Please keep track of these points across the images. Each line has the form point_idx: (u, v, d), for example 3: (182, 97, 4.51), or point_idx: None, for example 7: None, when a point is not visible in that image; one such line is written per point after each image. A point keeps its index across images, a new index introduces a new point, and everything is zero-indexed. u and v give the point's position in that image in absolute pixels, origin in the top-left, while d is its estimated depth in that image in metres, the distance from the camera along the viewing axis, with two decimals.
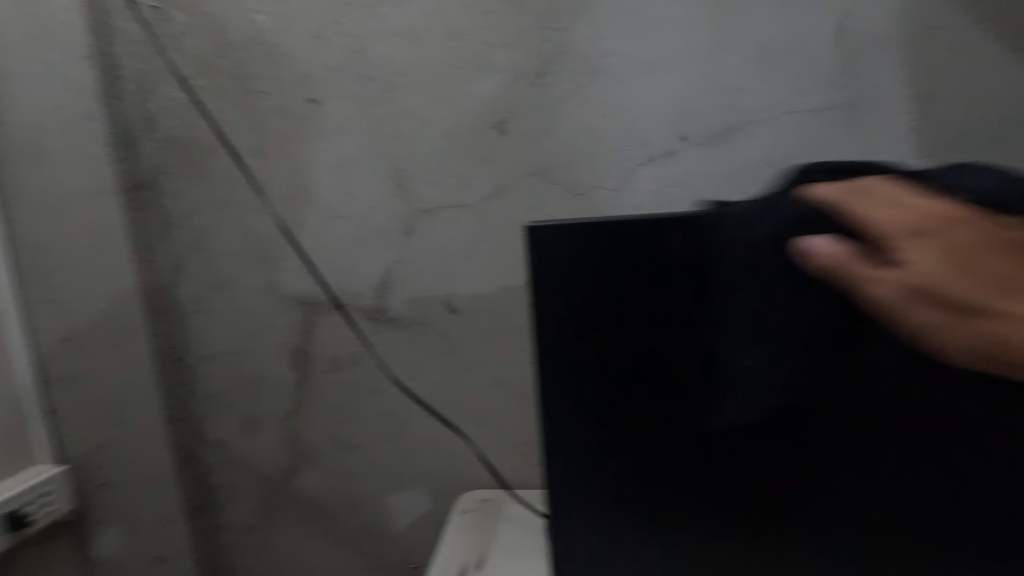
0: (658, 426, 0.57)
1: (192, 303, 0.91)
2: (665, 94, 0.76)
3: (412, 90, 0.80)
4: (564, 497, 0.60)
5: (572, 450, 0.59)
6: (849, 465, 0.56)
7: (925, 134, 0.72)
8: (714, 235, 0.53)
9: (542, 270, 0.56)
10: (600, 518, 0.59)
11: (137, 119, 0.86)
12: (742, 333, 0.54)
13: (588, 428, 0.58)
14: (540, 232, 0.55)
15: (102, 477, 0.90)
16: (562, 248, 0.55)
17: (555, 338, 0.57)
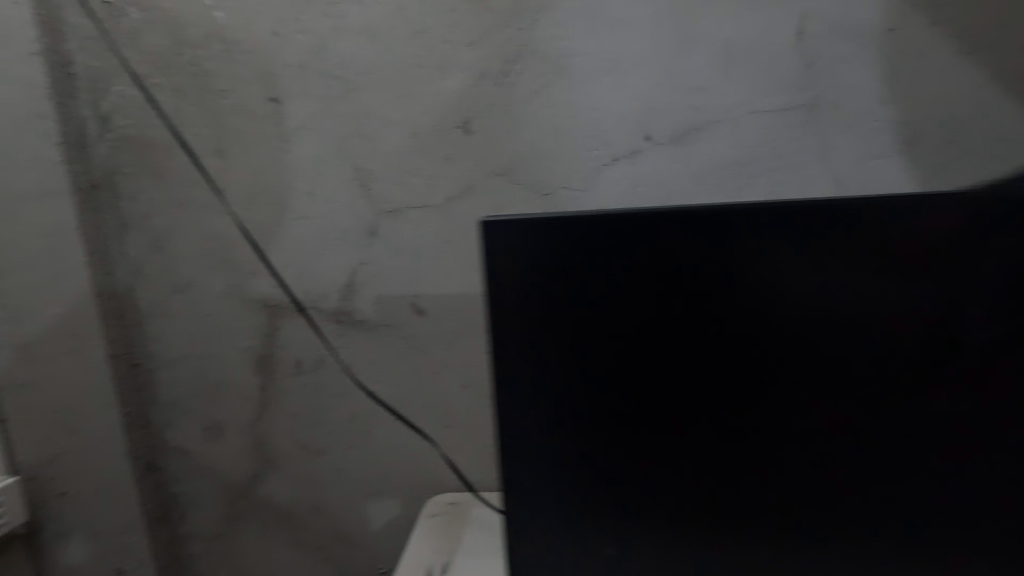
0: (620, 428, 0.55)
1: (151, 306, 0.89)
2: (629, 94, 0.76)
3: (375, 89, 0.79)
4: (521, 507, 0.57)
5: (532, 456, 0.56)
6: (814, 461, 0.55)
7: (884, 134, 0.73)
8: (673, 230, 0.52)
9: (497, 269, 0.53)
10: (560, 527, 0.57)
11: (91, 118, 0.83)
12: (704, 326, 0.54)
13: (547, 433, 0.56)
14: (493, 228, 0.53)
15: (57, 487, 0.87)
16: (517, 244, 0.53)
17: (513, 339, 0.54)
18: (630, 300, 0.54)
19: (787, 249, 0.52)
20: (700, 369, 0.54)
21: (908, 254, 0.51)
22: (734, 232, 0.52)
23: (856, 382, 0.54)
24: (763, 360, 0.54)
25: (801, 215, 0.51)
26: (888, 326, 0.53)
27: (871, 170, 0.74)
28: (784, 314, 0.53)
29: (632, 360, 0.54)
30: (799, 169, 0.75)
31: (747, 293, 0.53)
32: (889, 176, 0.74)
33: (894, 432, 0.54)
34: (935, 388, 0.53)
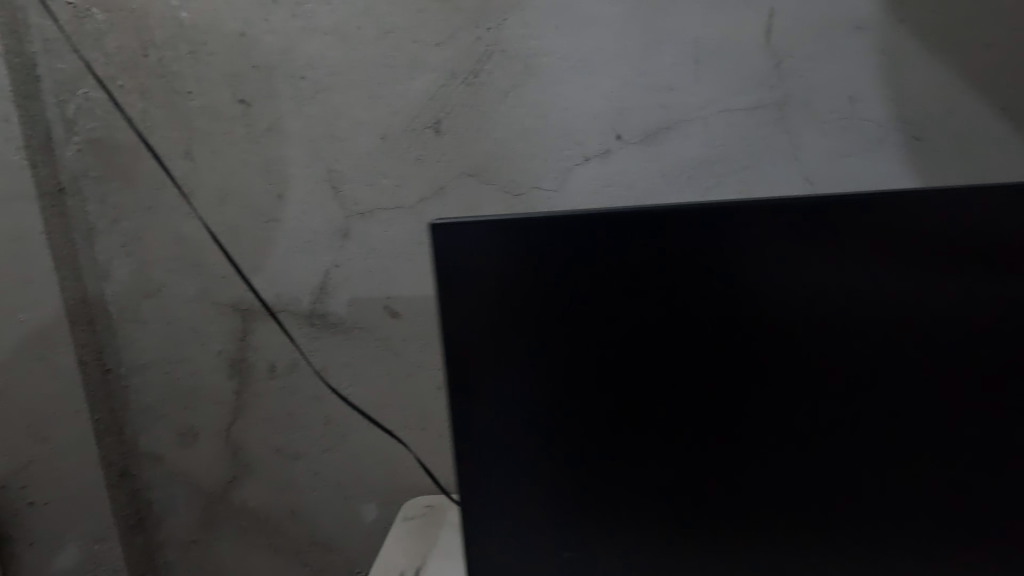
0: (583, 428, 0.55)
1: (122, 311, 0.87)
2: (599, 94, 0.76)
3: (344, 90, 0.78)
4: (482, 511, 0.56)
5: (494, 458, 0.55)
6: (777, 455, 0.55)
7: (853, 132, 0.73)
8: (631, 227, 0.51)
9: (451, 273, 0.52)
10: (519, 530, 0.56)
11: (57, 120, 0.82)
12: (668, 323, 0.53)
13: (509, 435, 0.55)
14: (446, 231, 0.51)
15: (27, 496, 0.86)
16: (469, 250, 0.51)
17: (469, 343, 0.53)
18: (590, 299, 0.53)
19: (748, 249, 0.52)
20: (663, 367, 0.54)
21: (865, 247, 0.52)
22: (693, 228, 0.51)
23: (816, 376, 0.54)
24: (725, 356, 0.54)
25: (761, 210, 0.51)
26: (846, 319, 0.53)
27: (840, 168, 0.74)
28: (746, 309, 0.53)
29: (594, 359, 0.54)
30: (769, 168, 0.75)
31: (708, 290, 0.53)
32: (858, 174, 0.74)
33: (856, 424, 0.55)
34: (892, 379, 0.54)
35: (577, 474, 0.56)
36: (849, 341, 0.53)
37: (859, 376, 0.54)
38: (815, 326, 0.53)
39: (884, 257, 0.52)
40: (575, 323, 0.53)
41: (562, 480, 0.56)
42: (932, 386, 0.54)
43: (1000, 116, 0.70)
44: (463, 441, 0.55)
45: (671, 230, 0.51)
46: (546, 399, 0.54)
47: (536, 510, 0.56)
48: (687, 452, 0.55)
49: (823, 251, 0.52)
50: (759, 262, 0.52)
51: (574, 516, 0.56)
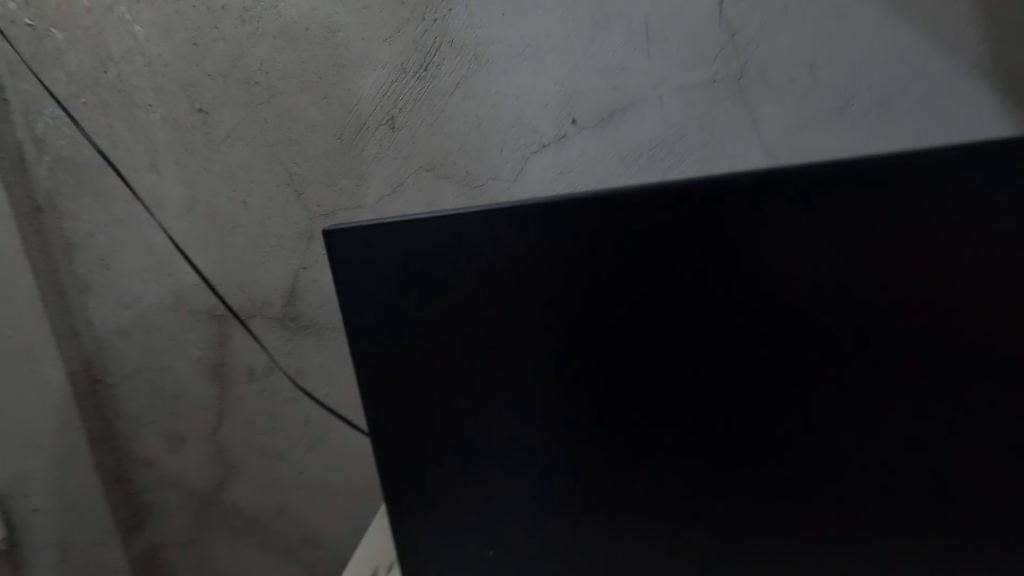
0: (526, 453, 0.47)
1: (103, 324, 0.91)
2: (550, 79, 0.74)
3: (296, 93, 0.78)
4: (419, 529, 0.50)
5: (425, 484, 0.49)
6: (767, 483, 0.45)
7: (815, 101, 0.70)
8: (563, 217, 0.42)
9: (352, 283, 0.45)
10: (455, 551, 0.50)
11: (27, 141, 0.84)
12: (616, 329, 0.44)
13: (440, 460, 0.48)
14: (340, 237, 0.44)
15: (29, 505, 0.88)
16: (370, 256, 0.45)
17: (387, 361, 0.47)
18: (523, 304, 0.44)
19: (709, 236, 0.42)
20: (618, 380, 0.45)
21: (868, 225, 0.40)
22: (639, 212, 0.42)
23: (808, 388, 0.43)
24: (694, 365, 0.44)
25: (724, 187, 0.40)
26: (851, 315, 0.42)
27: (804, 140, 0.71)
28: (716, 308, 0.43)
29: (534, 372, 0.46)
30: (731, 143, 0.73)
31: (667, 285, 0.43)
32: (823, 145, 0.71)
33: (870, 444, 0.43)
34: (917, 390, 0.42)
35: (521, 504, 0.48)
36: (854, 343, 0.42)
37: (871, 388, 0.42)
38: (809, 328, 0.42)
39: (892, 240, 0.40)
40: (507, 333, 0.45)
41: (505, 506, 0.49)
42: (973, 396, 0.41)
43: (969, 73, 0.67)
44: (390, 469, 0.49)
45: (611, 217, 0.42)
46: (481, 420, 0.47)
47: (479, 531, 0.49)
48: (652, 479, 0.46)
49: (812, 233, 0.41)
50: (728, 249, 0.42)
51: (525, 549, 0.49)
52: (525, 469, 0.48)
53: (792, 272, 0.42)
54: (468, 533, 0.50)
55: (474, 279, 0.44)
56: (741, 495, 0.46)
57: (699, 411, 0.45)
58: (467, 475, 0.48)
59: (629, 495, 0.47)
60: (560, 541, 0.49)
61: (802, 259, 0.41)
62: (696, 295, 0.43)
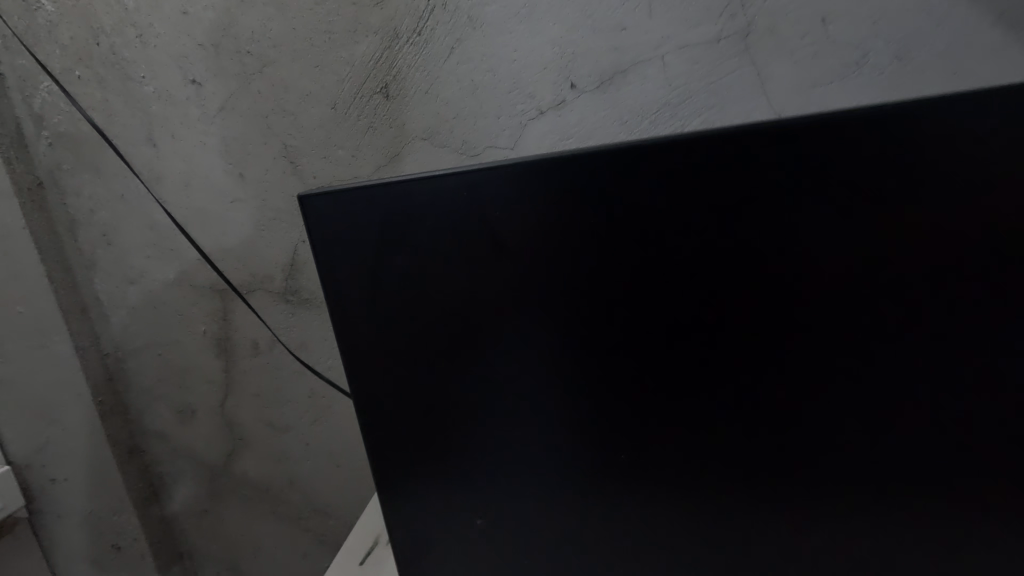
0: (514, 422, 0.46)
1: (109, 300, 0.91)
2: (547, 41, 0.71)
3: (289, 63, 0.77)
4: (408, 499, 0.50)
5: (413, 454, 0.49)
6: (763, 454, 0.43)
7: (825, 58, 0.66)
8: (552, 175, 0.41)
9: (329, 250, 0.44)
10: (447, 520, 0.50)
11: (25, 117, 0.84)
12: (599, 294, 0.43)
13: (426, 430, 0.48)
14: (316, 203, 0.43)
15: (51, 474, 0.91)
16: (346, 222, 0.44)
17: (375, 328, 0.46)
18: (512, 267, 0.43)
19: (697, 196, 0.39)
20: (609, 346, 0.43)
21: (884, 181, 0.37)
22: (623, 171, 0.39)
23: (801, 355, 0.41)
24: (691, 330, 0.42)
25: (722, 141, 0.38)
26: (862, 278, 0.39)
27: (813, 101, 0.68)
28: (714, 270, 0.40)
29: (524, 337, 0.44)
30: (735, 105, 0.70)
31: (662, 247, 0.41)
32: (834, 105, 0.67)
33: (873, 416, 0.41)
34: (926, 358, 0.39)
35: (511, 472, 0.48)
36: (865, 307, 0.39)
37: (880, 356, 0.40)
38: (813, 290, 0.40)
39: (896, 197, 0.37)
40: (492, 299, 0.44)
41: (494, 476, 0.48)
42: (985, 366, 0.39)
43: (993, 24, 0.62)
44: (380, 440, 0.48)
45: (603, 175, 0.40)
46: (467, 390, 0.46)
47: (469, 500, 0.49)
48: (639, 449, 0.45)
49: (820, 188, 0.38)
50: (726, 209, 0.39)
51: (517, 519, 0.49)
52: (513, 438, 0.47)
53: (797, 232, 0.39)
54: (458, 502, 0.49)
55: (461, 242, 0.43)
56: (735, 465, 0.44)
57: (687, 378, 0.43)
58: (453, 445, 0.48)
59: (620, 466, 0.46)
60: (549, 511, 0.48)
61: (803, 218, 0.38)
62: (683, 257, 0.41)
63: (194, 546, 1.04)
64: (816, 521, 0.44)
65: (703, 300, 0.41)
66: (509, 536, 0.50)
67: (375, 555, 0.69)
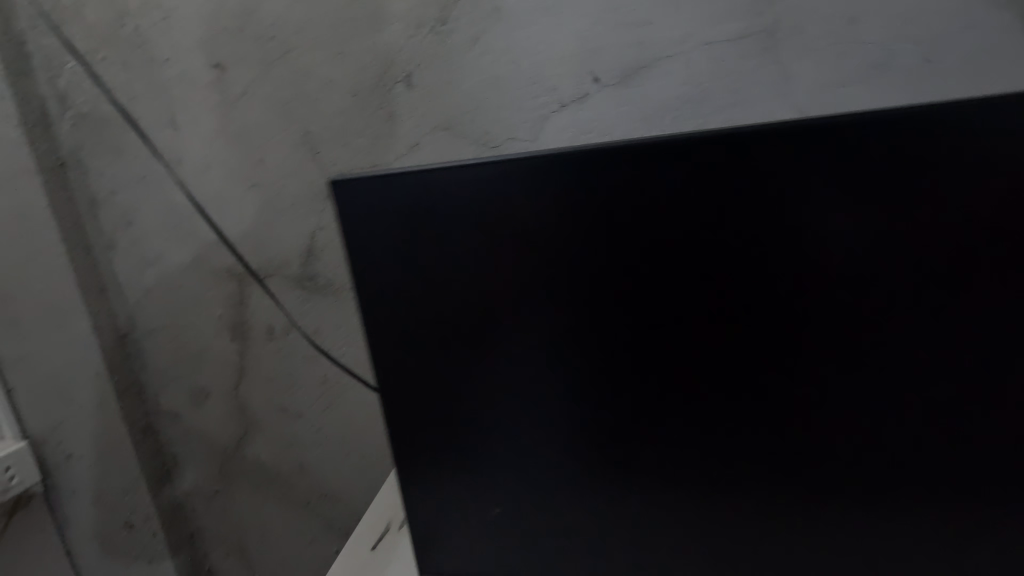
0: (527, 412, 0.47)
1: (129, 281, 0.92)
2: (570, 33, 0.71)
3: (311, 50, 0.77)
4: (427, 483, 0.51)
5: (430, 440, 0.49)
6: (777, 451, 0.43)
7: (850, 58, 0.66)
8: (578, 165, 0.41)
9: (356, 233, 0.45)
10: (462, 506, 0.51)
11: (49, 97, 0.85)
12: (619, 286, 0.43)
13: (444, 416, 0.48)
14: (347, 186, 0.44)
15: (65, 452, 0.92)
16: (375, 206, 0.44)
17: (391, 315, 0.46)
18: (527, 258, 0.43)
19: (722, 190, 0.39)
20: (627, 338, 0.44)
21: (903, 184, 0.37)
22: (649, 164, 0.40)
23: (820, 354, 0.41)
24: (703, 326, 0.42)
25: (740, 138, 0.38)
26: (877, 279, 0.39)
27: (838, 101, 0.67)
28: (735, 266, 0.41)
29: (536, 328, 0.45)
30: (758, 104, 0.69)
31: (683, 241, 0.41)
32: (858, 105, 0.67)
33: (891, 417, 0.41)
34: (946, 361, 0.39)
35: (527, 461, 0.48)
36: (887, 306, 0.39)
37: (899, 356, 0.40)
38: (828, 290, 0.40)
39: (922, 198, 0.37)
40: (513, 288, 0.44)
41: (510, 464, 0.49)
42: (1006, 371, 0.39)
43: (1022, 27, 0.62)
44: (399, 423, 0.49)
45: (621, 169, 0.40)
46: (484, 378, 0.47)
47: (485, 487, 0.50)
48: (654, 442, 0.45)
49: (837, 188, 0.38)
50: (750, 205, 0.39)
51: (528, 510, 0.50)
52: (524, 428, 0.47)
53: (816, 231, 0.39)
54: (474, 488, 0.50)
55: (478, 232, 0.43)
56: (742, 462, 0.44)
57: (705, 373, 0.43)
58: (470, 431, 0.48)
59: (627, 459, 0.46)
60: (563, 501, 0.49)
61: (827, 217, 0.38)
62: (705, 251, 0.41)
63: (204, 527, 1.05)
64: (829, 521, 0.44)
65: (723, 295, 0.41)
66: (524, 525, 0.50)
67: (385, 541, 0.69)
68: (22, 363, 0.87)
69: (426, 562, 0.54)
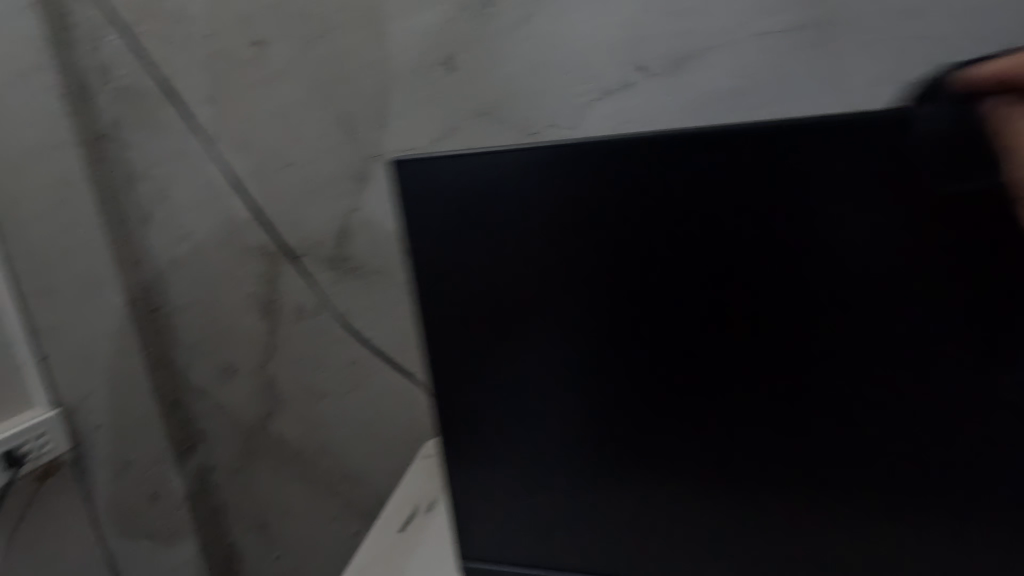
0: (573, 403, 0.47)
1: (162, 255, 0.93)
2: (616, 21, 0.70)
3: (352, 29, 0.76)
4: (467, 469, 0.51)
5: (473, 426, 0.49)
6: (828, 456, 0.43)
7: (907, 54, 0.64)
8: (640, 156, 0.40)
9: (413, 216, 0.45)
10: (502, 495, 0.51)
11: (90, 70, 0.87)
12: (674, 281, 0.42)
13: (489, 402, 0.48)
14: (408, 170, 0.44)
15: (92, 421, 0.96)
16: (432, 190, 0.45)
17: (420, 300, 0.47)
18: (546, 246, 0.44)
19: (785, 188, 0.39)
20: (679, 334, 0.43)
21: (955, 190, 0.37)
22: (712, 158, 0.39)
23: (877, 357, 0.40)
24: (718, 320, 0.42)
25: (761, 133, 0.38)
26: (896, 278, 0.39)
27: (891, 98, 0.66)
28: (795, 265, 0.40)
29: (554, 316, 0.45)
30: (808, 98, 0.68)
31: (743, 238, 0.40)
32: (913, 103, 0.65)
33: (950, 429, 0.40)
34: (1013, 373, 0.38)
35: (570, 453, 0.48)
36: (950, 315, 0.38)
37: (962, 365, 0.39)
38: (888, 294, 0.39)
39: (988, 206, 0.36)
40: (566, 278, 0.44)
41: (551, 455, 0.49)
42: None
43: None
44: (443, 408, 0.49)
45: (642, 160, 0.41)
46: (532, 366, 0.47)
47: (526, 477, 0.50)
48: (699, 440, 0.45)
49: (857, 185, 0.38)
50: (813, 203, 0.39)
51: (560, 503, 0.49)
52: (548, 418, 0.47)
53: (880, 233, 0.38)
54: (515, 478, 0.50)
55: (502, 218, 0.44)
56: (753, 458, 0.44)
57: (756, 373, 0.43)
58: (513, 420, 0.48)
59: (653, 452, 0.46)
60: (603, 497, 0.48)
61: (892, 220, 0.38)
62: (765, 249, 0.40)
63: (226, 503, 1.06)
64: (879, 533, 0.43)
65: (780, 294, 0.41)
66: (563, 519, 0.50)
67: (414, 524, 0.70)
68: (53, 334, 0.92)
69: (461, 550, 0.53)
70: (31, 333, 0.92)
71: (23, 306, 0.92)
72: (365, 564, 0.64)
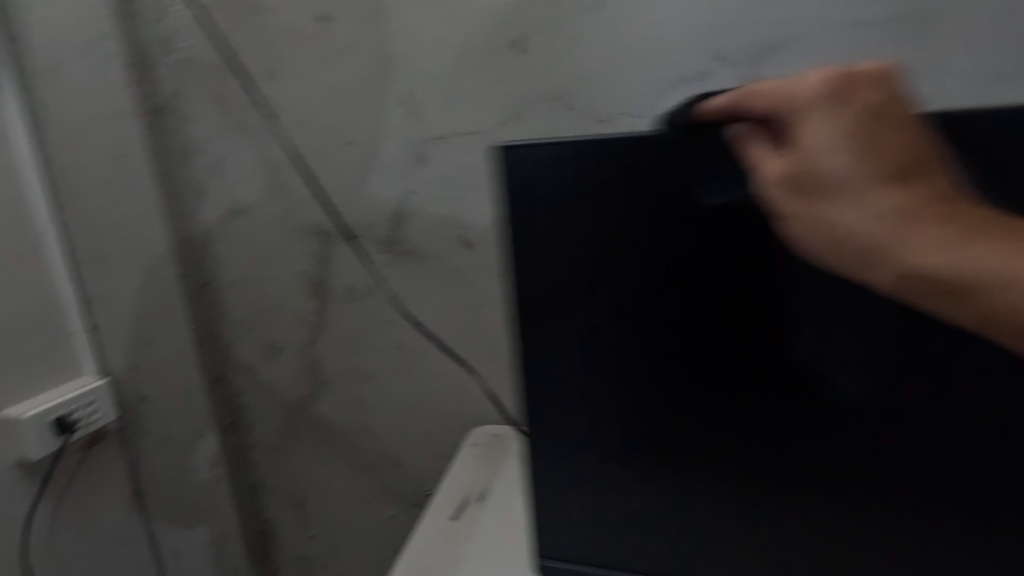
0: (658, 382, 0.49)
1: (214, 229, 0.93)
2: (696, 7, 0.68)
3: (422, 8, 0.75)
4: (548, 442, 0.54)
5: (558, 400, 0.52)
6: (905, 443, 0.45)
7: (1011, 51, 0.61)
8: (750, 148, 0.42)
9: (519, 199, 0.47)
10: (580, 468, 0.54)
11: (152, 40, 0.86)
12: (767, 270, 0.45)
13: (576, 379, 0.51)
14: (516, 153, 0.46)
15: (139, 392, 0.97)
16: (538, 173, 0.46)
17: (517, 277, 0.49)
18: (638, 236, 0.46)
19: None
20: (769, 319, 0.46)
21: None
22: None
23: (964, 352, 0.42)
24: (805, 308, 0.45)
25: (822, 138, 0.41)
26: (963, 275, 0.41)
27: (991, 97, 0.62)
28: None
29: (639, 302, 0.48)
30: None
31: None
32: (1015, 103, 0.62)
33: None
34: None
35: (652, 430, 0.51)
36: None
37: None
38: None
39: None
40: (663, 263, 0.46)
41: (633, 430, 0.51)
42: None
43: None
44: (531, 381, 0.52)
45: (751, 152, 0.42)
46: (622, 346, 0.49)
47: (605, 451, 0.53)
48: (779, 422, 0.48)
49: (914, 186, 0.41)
50: None
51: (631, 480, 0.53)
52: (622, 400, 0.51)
53: None
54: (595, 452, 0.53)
55: (588, 210, 0.46)
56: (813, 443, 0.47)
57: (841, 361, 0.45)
58: (598, 396, 0.51)
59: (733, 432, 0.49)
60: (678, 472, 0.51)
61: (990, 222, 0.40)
62: None
63: (264, 480, 1.06)
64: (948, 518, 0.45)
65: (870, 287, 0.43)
66: (639, 491, 0.53)
67: (466, 514, 0.69)
68: (103, 304, 0.94)
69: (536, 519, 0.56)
70: (82, 301, 0.94)
71: (74, 275, 0.93)
72: (420, 551, 0.63)
